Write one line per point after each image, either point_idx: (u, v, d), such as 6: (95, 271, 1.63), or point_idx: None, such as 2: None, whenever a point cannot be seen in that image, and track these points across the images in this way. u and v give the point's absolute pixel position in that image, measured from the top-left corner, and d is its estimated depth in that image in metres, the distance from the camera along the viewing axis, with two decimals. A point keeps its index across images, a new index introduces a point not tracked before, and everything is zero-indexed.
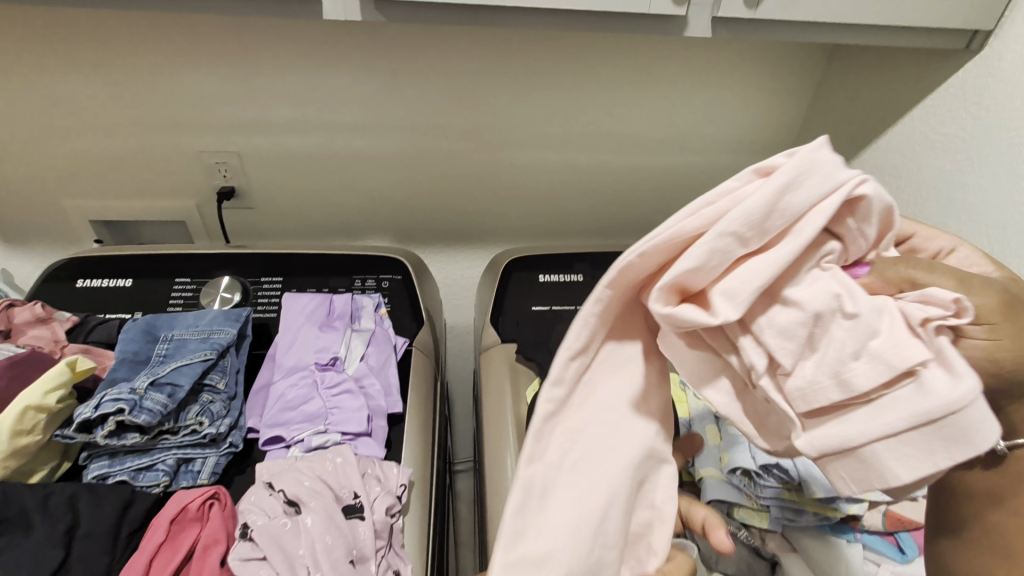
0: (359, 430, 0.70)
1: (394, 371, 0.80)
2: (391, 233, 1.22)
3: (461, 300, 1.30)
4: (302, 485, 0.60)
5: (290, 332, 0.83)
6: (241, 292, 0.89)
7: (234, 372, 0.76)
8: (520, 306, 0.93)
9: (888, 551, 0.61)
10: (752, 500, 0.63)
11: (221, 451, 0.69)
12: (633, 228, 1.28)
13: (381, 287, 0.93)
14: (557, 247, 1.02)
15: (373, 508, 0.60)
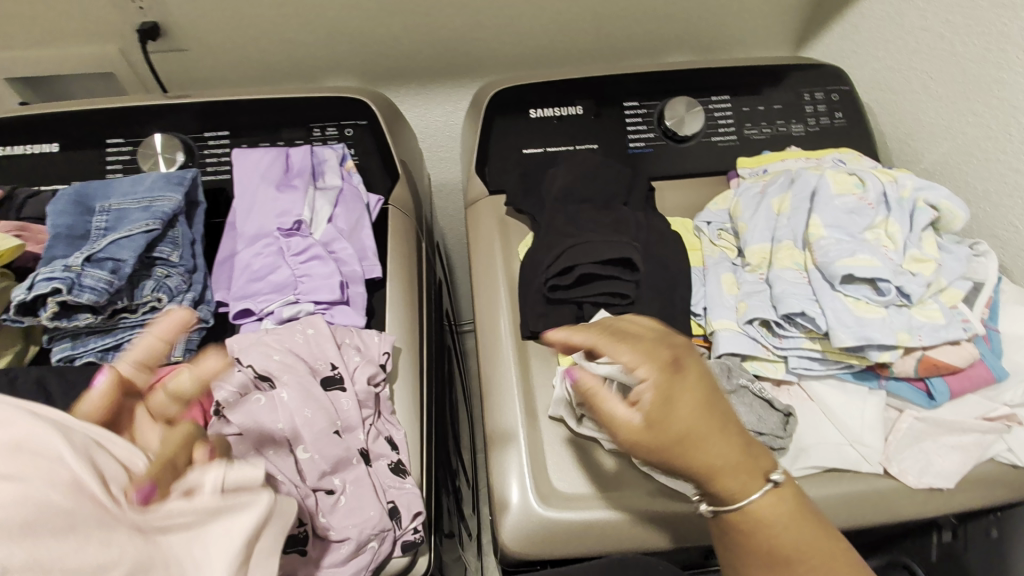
0: (333, 299, 0.64)
1: (368, 234, 0.71)
2: (354, 72, 1.02)
3: (446, 150, 1.14)
4: (270, 359, 0.55)
5: (245, 196, 0.72)
6: (183, 152, 0.76)
7: (189, 242, 0.66)
8: (508, 150, 0.79)
9: (915, 397, 0.56)
10: (768, 351, 0.58)
11: (191, 327, 0.63)
12: (645, 47, 1.05)
13: (346, 137, 0.80)
14: (551, 74, 0.84)
15: (353, 379, 0.56)
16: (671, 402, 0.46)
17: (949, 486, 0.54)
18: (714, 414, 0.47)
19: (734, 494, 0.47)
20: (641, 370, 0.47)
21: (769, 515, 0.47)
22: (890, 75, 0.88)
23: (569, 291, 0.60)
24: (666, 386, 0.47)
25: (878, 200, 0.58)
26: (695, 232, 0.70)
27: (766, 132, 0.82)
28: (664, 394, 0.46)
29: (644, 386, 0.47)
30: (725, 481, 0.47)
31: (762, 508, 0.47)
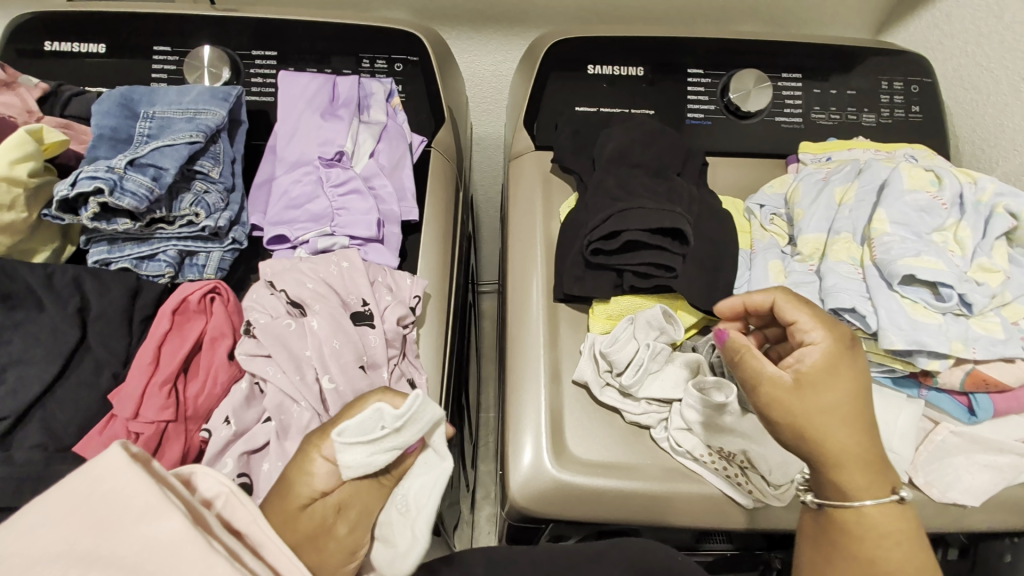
0: (368, 235, 0.63)
1: (409, 174, 0.69)
2: (406, 7, 0.96)
3: (490, 102, 1.10)
4: (304, 287, 0.54)
5: (288, 120, 0.70)
6: (229, 69, 0.74)
7: (230, 160, 0.65)
8: (559, 105, 0.76)
9: (955, 411, 0.54)
10: None
11: (225, 247, 0.63)
12: (715, 15, 0.97)
13: (394, 72, 0.77)
14: (614, 29, 0.79)
15: (383, 317, 0.55)
16: (835, 356, 0.46)
17: (974, 505, 0.52)
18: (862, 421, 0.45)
19: (843, 486, 0.46)
20: (814, 333, 0.47)
21: (870, 519, 0.45)
22: (977, 72, 0.82)
23: (610, 257, 0.59)
24: (832, 361, 0.46)
25: (952, 201, 0.55)
26: (746, 213, 0.66)
27: (834, 118, 0.77)
28: (834, 355, 0.46)
29: (811, 345, 0.47)
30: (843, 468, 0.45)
31: (873, 510, 0.45)
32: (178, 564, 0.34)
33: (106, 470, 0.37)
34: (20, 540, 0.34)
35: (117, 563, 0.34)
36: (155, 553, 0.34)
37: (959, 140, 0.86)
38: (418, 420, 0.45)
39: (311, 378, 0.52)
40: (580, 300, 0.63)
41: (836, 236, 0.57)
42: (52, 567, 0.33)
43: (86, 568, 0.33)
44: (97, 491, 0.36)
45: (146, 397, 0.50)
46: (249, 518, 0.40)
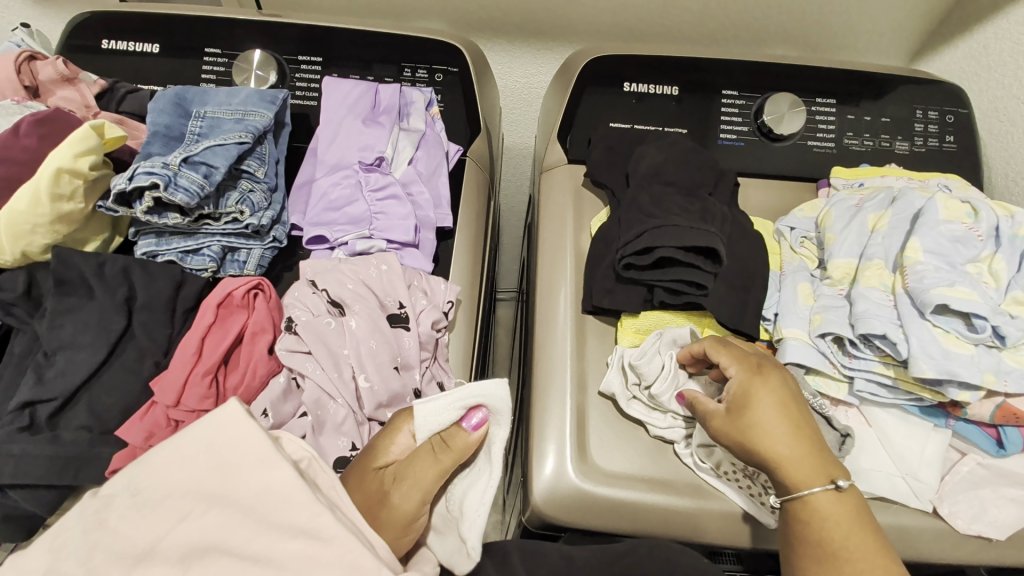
0: (405, 240, 0.64)
1: (445, 182, 0.71)
2: (444, 18, 0.98)
3: (520, 113, 1.12)
4: (344, 287, 0.56)
5: (331, 124, 0.72)
6: (276, 73, 0.77)
7: (274, 161, 0.68)
8: (594, 120, 0.77)
9: (983, 443, 0.54)
10: (835, 369, 0.56)
11: (265, 245, 0.65)
12: (748, 37, 0.98)
13: (434, 81, 0.79)
14: (650, 48, 0.80)
15: (418, 320, 0.56)
16: (752, 380, 0.53)
17: (999, 539, 0.52)
18: (793, 417, 0.51)
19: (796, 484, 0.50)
20: (732, 368, 0.54)
21: (829, 509, 0.49)
22: (1013, 105, 0.82)
23: (642, 273, 0.60)
24: (750, 386, 0.53)
25: (988, 233, 0.55)
26: (777, 235, 0.67)
27: (866, 145, 0.78)
28: (743, 390, 0.53)
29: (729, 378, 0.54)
30: (790, 471, 0.50)
31: (823, 498, 0.49)
32: (290, 509, 0.41)
33: (225, 423, 0.44)
34: (153, 474, 0.42)
35: (239, 504, 0.41)
36: (269, 496, 0.42)
37: (991, 171, 0.85)
38: (498, 395, 0.51)
39: (346, 376, 0.53)
40: (609, 313, 0.64)
41: (869, 262, 0.58)
42: (184, 502, 0.41)
43: (217, 505, 0.41)
44: (218, 441, 0.43)
45: (188, 386, 0.52)
46: (329, 484, 0.45)
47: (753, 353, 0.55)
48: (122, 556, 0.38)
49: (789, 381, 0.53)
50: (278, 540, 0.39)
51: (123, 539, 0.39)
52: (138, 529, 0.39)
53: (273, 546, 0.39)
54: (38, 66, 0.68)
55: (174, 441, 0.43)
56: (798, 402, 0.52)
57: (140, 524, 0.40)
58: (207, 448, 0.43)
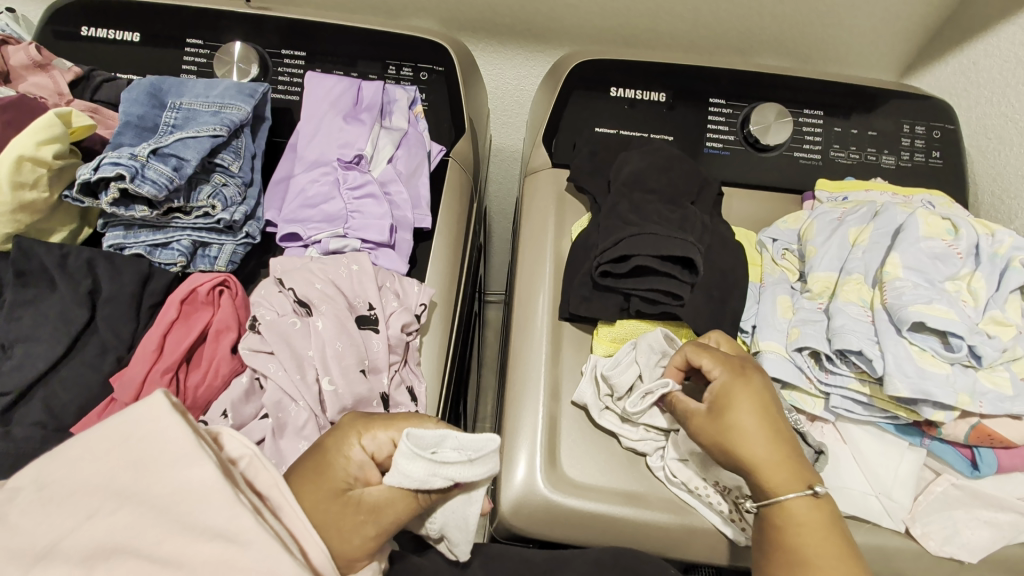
0: (380, 240, 0.63)
1: (425, 182, 0.70)
2: (435, 17, 0.97)
3: (511, 115, 1.11)
4: (312, 286, 0.55)
5: (311, 120, 0.71)
6: (258, 66, 0.76)
7: (250, 155, 0.66)
8: (579, 125, 0.76)
9: (958, 463, 0.53)
10: (811, 385, 0.55)
11: (237, 240, 0.63)
12: (740, 46, 0.98)
13: (419, 80, 0.78)
14: (639, 53, 0.79)
15: (388, 323, 0.55)
16: (733, 380, 0.52)
17: (972, 561, 0.51)
18: (770, 420, 0.50)
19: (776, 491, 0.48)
20: (714, 370, 0.53)
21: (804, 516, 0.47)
22: (1001, 123, 0.81)
23: (619, 281, 0.59)
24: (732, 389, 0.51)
25: (968, 251, 0.54)
26: (759, 246, 0.66)
27: (853, 158, 0.77)
28: (725, 390, 0.51)
29: (713, 379, 0.53)
30: (766, 476, 0.48)
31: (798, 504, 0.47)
32: (210, 509, 0.36)
33: (145, 416, 0.39)
34: (65, 469, 0.38)
35: (150, 502, 0.36)
36: (187, 494, 0.37)
37: (979, 188, 0.85)
38: (480, 458, 0.43)
39: (311, 378, 0.52)
40: (586, 320, 0.63)
41: (845, 277, 0.57)
42: (94, 499, 0.36)
43: (125, 504, 0.36)
44: (132, 437, 0.38)
45: (146, 385, 0.51)
46: (270, 482, 0.42)
47: (737, 356, 0.54)
48: (18, 555, 0.34)
49: (771, 390, 0.52)
50: (190, 542, 0.35)
51: (24, 536, 0.35)
52: (41, 526, 0.35)
53: (185, 547, 0.35)
54: (11, 52, 0.67)
55: (86, 434, 0.38)
56: (776, 409, 0.51)
57: (45, 522, 0.35)
58: (122, 441, 0.38)
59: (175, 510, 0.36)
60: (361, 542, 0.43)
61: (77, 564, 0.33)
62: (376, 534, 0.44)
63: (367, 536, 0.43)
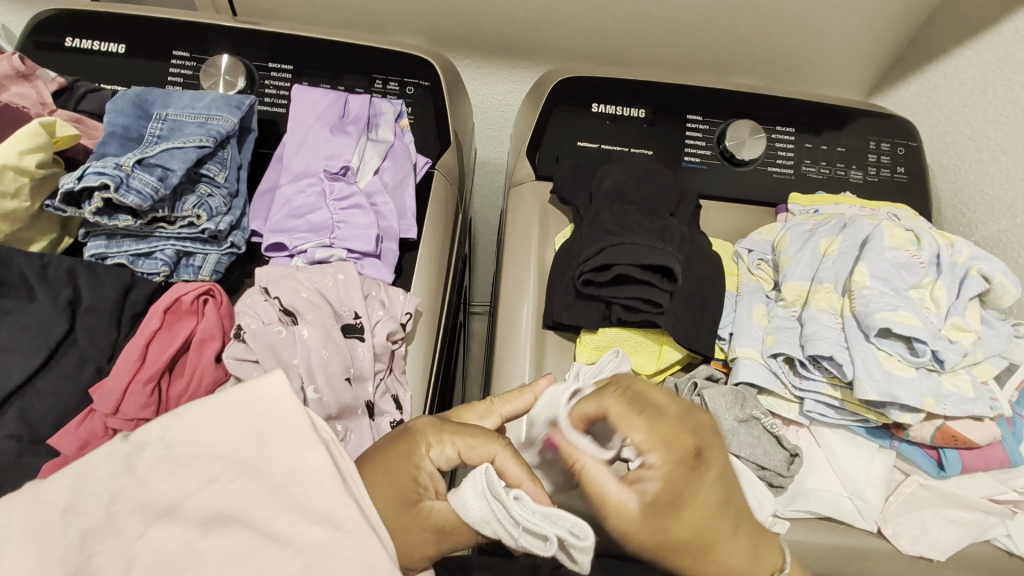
0: (366, 250, 0.64)
1: (411, 194, 0.71)
2: (421, 33, 0.99)
3: (495, 129, 1.13)
4: (298, 295, 0.55)
5: (298, 131, 0.72)
6: (245, 78, 0.76)
7: (236, 166, 0.67)
8: (562, 139, 0.78)
9: (925, 464, 0.55)
10: (786, 390, 0.57)
11: (222, 250, 0.63)
12: (715, 66, 1.02)
13: (405, 94, 0.79)
14: (620, 71, 0.82)
15: (373, 331, 0.55)
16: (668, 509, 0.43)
17: (941, 559, 0.53)
18: (722, 489, 0.44)
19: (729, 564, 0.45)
20: (652, 455, 0.43)
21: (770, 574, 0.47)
22: (960, 140, 0.86)
23: (601, 289, 0.60)
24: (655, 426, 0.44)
25: (929, 261, 0.57)
26: (735, 256, 0.69)
27: (823, 173, 0.80)
28: (670, 483, 0.42)
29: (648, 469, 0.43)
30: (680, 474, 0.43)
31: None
32: (318, 492, 0.38)
33: (267, 394, 0.41)
34: (192, 431, 0.39)
35: (263, 471, 0.38)
36: (300, 477, 0.38)
37: (941, 202, 0.89)
38: (534, 541, 0.38)
39: (296, 387, 0.52)
40: (569, 328, 0.64)
41: (817, 285, 0.59)
42: (215, 466, 0.38)
43: (246, 476, 0.38)
44: (256, 411, 0.40)
45: (128, 395, 0.50)
46: (349, 471, 0.41)
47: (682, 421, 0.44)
48: (148, 508, 0.35)
49: (693, 463, 0.43)
50: (296, 524, 0.36)
51: (152, 491, 0.36)
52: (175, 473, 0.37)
53: (292, 528, 0.36)
54: None
55: (212, 401, 0.40)
56: (722, 472, 0.44)
57: (172, 480, 0.37)
58: (246, 414, 0.40)
59: (290, 490, 0.37)
60: (420, 546, 0.43)
61: (196, 526, 0.35)
62: (433, 542, 0.43)
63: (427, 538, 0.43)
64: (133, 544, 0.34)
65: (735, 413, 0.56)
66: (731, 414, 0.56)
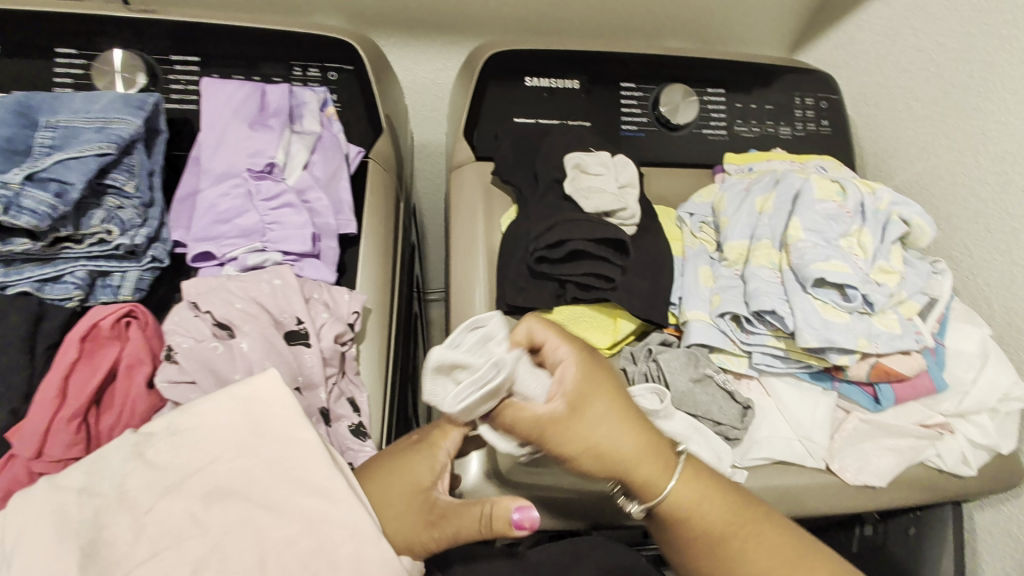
0: (303, 250, 0.61)
1: (346, 186, 0.68)
2: (341, 13, 0.93)
3: (432, 110, 1.09)
4: (232, 307, 0.51)
5: (214, 129, 0.66)
6: (145, 75, 0.70)
7: (146, 173, 0.61)
8: (498, 116, 0.76)
9: (863, 400, 0.59)
10: (735, 346, 0.60)
11: (142, 265, 0.59)
12: (646, 30, 1.02)
13: (328, 80, 0.75)
14: (552, 42, 0.80)
15: (320, 335, 0.53)
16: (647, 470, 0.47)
17: (881, 485, 0.57)
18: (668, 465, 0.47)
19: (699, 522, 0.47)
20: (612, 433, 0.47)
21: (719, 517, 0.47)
22: (876, 91, 0.89)
23: (552, 268, 0.60)
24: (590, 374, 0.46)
25: (855, 209, 0.60)
26: (678, 222, 0.70)
27: (755, 131, 0.83)
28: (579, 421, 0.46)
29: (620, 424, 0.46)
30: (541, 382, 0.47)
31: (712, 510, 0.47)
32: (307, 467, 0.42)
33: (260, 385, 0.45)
34: (195, 421, 0.43)
35: (264, 457, 0.42)
36: (292, 457, 0.42)
37: (864, 150, 0.93)
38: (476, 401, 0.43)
39: None
40: (523, 310, 0.63)
41: (758, 243, 0.61)
42: (216, 448, 0.42)
43: (244, 454, 0.42)
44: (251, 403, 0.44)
45: (51, 434, 0.46)
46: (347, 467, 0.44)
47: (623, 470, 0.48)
48: (154, 484, 0.40)
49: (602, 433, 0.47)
50: (292, 495, 0.41)
51: (160, 470, 0.41)
52: (182, 450, 0.42)
53: (274, 518, 0.40)
54: None
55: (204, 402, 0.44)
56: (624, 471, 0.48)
57: (181, 455, 0.42)
58: (242, 414, 0.44)
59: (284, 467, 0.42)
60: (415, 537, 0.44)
61: (198, 500, 0.40)
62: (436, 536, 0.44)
63: (422, 522, 0.45)
64: (141, 517, 0.39)
65: (689, 374, 0.58)
66: (685, 376, 0.58)
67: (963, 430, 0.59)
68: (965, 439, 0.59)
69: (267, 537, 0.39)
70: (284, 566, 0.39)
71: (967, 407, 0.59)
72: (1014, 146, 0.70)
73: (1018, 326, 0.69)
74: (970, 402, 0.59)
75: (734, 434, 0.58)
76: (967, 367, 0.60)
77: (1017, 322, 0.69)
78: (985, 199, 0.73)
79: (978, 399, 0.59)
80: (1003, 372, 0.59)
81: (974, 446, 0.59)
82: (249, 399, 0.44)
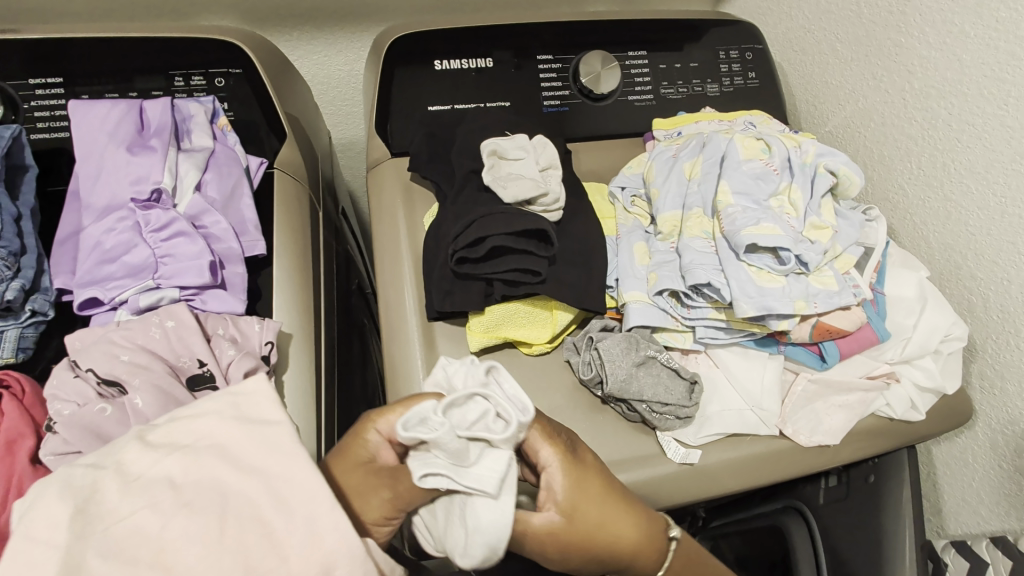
0: (203, 282, 0.55)
1: (248, 204, 0.62)
2: (231, 10, 0.85)
3: (350, 105, 1.02)
4: (117, 360, 0.46)
5: (88, 158, 0.59)
6: (1, 105, 0.62)
7: (12, 218, 0.54)
8: (409, 107, 0.71)
9: (808, 360, 0.58)
10: (677, 322, 0.58)
11: (22, 322, 0.53)
12: None
13: (216, 88, 0.68)
14: (459, 19, 0.75)
15: (228, 376, 0.48)
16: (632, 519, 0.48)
17: (835, 443, 0.56)
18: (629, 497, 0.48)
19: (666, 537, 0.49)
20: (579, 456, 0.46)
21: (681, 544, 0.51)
22: (801, 36, 0.87)
23: (477, 268, 0.56)
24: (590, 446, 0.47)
25: (782, 166, 0.58)
26: (610, 198, 0.67)
27: (681, 92, 0.79)
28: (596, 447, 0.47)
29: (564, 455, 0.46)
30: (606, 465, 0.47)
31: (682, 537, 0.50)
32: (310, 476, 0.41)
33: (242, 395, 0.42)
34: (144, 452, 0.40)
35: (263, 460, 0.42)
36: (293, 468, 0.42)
37: (795, 99, 0.91)
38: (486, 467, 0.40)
39: None
40: (456, 314, 0.60)
41: (690, 213, 0.59)
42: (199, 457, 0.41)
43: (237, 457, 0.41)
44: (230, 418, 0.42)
45: None
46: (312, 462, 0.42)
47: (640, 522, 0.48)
48: None
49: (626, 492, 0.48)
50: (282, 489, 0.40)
51: None
52: (179, 430, 0.40)
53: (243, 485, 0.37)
54: None
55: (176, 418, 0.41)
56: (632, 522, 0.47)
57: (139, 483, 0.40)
58: (233, 404, 0.41)
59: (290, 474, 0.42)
60: (377, 514, 0.43)
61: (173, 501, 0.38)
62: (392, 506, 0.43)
63: (384, 501, 0.43)
64: None
65: (632, 358, 0.56)
66: (628, 359, 0.56)
67: (908, 376, 0.59)
68: (911, 384, 0.58)
69: (236, 501, 0.36)
70: (242, 532, 0.35)
71: (911, 353, 0.58)
72: (937, 80, 0.68)
73: (955, 263, 0.69)
74: (912, 348, 0.58)
75: (687, 410, 0.56)
76: (907, 312, 0.59)
77: (954, 259, 0.69)
78: (915, 136, 0.72)
79: (919, 343, 0.58)
80: (941, 313, 0.58)
81: (920, 390, 0.59)
82: (240, 396, 0.41)
